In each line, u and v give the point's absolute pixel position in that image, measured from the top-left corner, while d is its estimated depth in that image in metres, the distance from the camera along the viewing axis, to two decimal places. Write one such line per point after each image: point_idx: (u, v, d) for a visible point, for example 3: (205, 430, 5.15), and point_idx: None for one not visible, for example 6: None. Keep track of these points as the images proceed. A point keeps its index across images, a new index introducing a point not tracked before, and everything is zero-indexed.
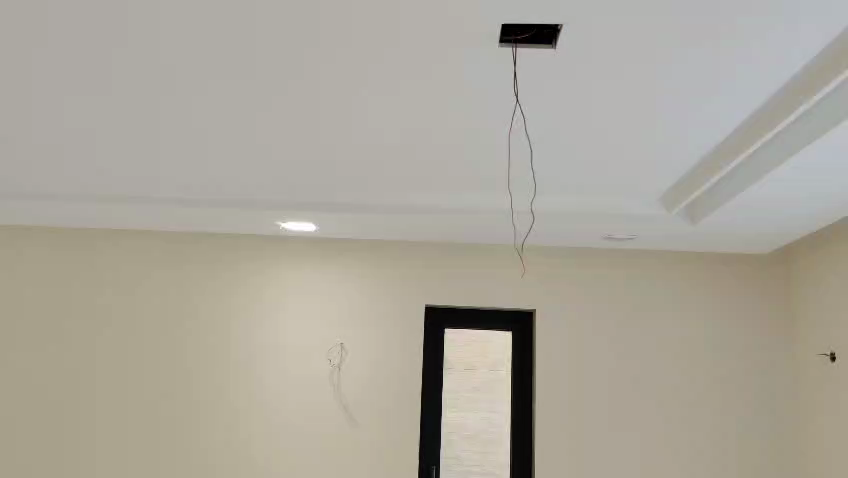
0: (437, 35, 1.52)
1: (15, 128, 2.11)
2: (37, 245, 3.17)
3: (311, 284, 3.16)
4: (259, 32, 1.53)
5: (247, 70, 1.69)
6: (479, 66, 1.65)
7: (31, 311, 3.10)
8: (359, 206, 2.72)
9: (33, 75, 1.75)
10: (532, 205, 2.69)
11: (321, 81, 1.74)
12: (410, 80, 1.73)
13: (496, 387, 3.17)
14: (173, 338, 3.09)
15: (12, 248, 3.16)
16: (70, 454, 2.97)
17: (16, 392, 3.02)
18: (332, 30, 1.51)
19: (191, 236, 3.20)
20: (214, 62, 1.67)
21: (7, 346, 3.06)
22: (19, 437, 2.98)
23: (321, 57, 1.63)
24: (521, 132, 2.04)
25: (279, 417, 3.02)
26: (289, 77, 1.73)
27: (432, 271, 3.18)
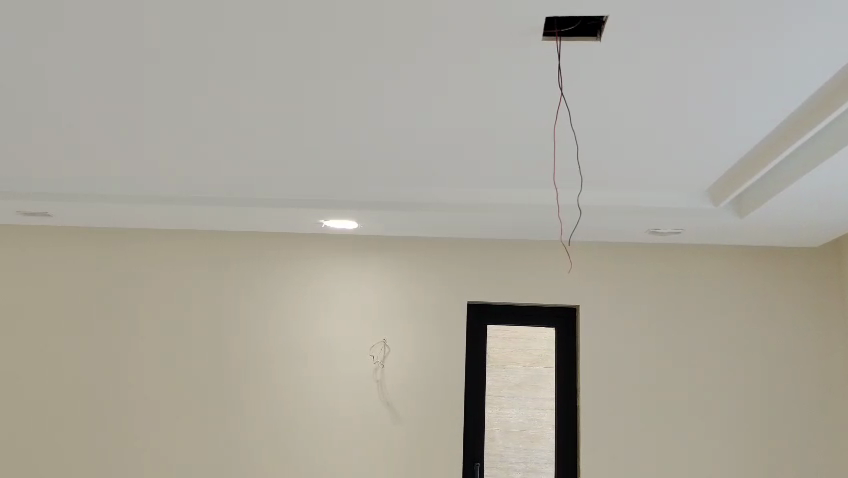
0: (456, 34, 1.51)
1: (55, 131, 2.15)
2: (86, 245, 3.25)
3: (354, 281, 3.18)
4: (296, 30, 1.52)
5: (281, 69, 1.70)
6: (516, 62, 1.63)
7: (32, 311, 3.18)
8: (400, 203, 2.71)
9: (74, 77, 1.77)
10: (579, 199, 2.64)
11: (351, 81, 1.75)
12: (445, 80, 1.72)
13: (539, 384, 3.15)
14: (217, 338, 3.14)
15: (20, 247, 3.25)
16: (119, 453, 3.03)
17: (44, 392, 3.10)
18: (361, 30, 1.51)
19: (234, 236, 3.24)
20: (250, 63, 1.68)
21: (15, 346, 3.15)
22: (70, 437, 3.05)
23: (352, 57, 1.63)
24: (561, 129, 2.01)
25: (322, 416, 3.04)
26: (318, 78, 1.74)
27: (476, 268, 3.17)
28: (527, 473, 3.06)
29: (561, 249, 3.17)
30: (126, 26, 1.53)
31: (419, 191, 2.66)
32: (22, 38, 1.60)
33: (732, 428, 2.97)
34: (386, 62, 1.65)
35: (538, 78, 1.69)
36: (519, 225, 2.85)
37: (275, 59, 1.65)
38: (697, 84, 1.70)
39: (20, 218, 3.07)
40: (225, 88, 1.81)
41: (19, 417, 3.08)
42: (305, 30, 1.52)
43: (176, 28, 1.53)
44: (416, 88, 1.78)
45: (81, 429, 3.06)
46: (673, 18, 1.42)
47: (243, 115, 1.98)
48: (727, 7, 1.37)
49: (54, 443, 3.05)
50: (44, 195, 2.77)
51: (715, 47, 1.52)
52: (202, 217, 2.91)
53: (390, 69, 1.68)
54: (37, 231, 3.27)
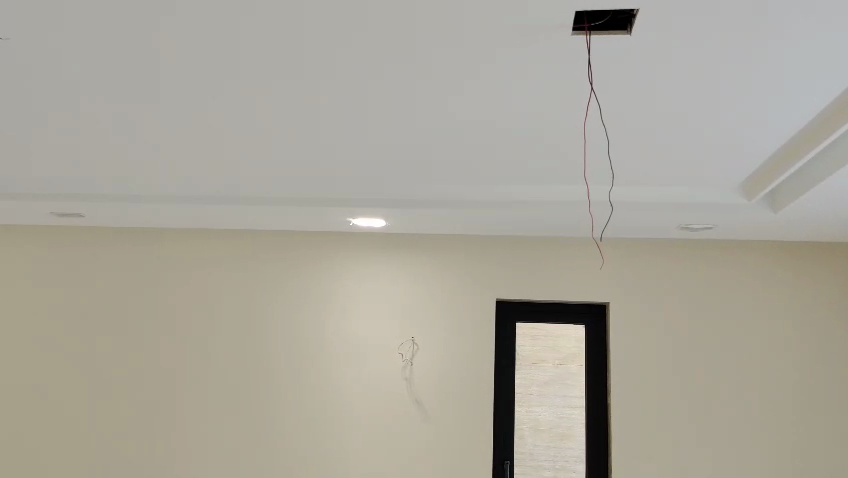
0: (454, 35, 1.51)
1: (85, 134, 2.18)
2: (119, 244, 3.29)
3: (382, 279, 3.18)
4: (320, 29, 1.51)
5: (305, 69, 1.70)
6: (534, 60, 1.62)
7: (67, 312, 3.24)
8: (428, 201, 2.70)
9: (103, 80, 1.78)
10: (610, 195, 2.61)
11: (376, 81, 1.75)
12: (470, 78, 1.72)
13: (566, 381, 3.20)
14: (246, 337, 3.16)
15: (55, 248, 3.31)
16: (153, 452, 3.07)
17: (73, 391, 3.15)
18: (385, 30, 1.51)
19: (262, 235, 3.26)
20: (274, 65, 1.68)
21: (43, 346, 3.21)
22: (107, 437, 3.10)
23: (376, 57, 1.63)
24: (590, 123, 1.98)
25: (351, 415, 3.06)
26: (336, 79, 1.75)
27: (506, 264, 3.15)
28: (556, 471, 3.07)
29: (592, 244, 3.15)
30: (148, 30, 1.54)
31: (448, 188, 2.65)
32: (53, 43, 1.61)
33: (751, 427, 2.92)
34: (411, 62, 1.65)
35: (568, 73, 1.67)
36: (549, 222, 2.83)
37: (290, 61, 1.66)
38: (728, 78, 1.66)
39: (54, 219, 3.12)
40: (252, 89, 1.82)
41: (55, 417, 3.13)
42: (331, 31, 1.52)
43: (189, 31, 1.54)
44: (442, 87, 1.77)
45: (117, 429, 3.10)
46: (680, 17, 1.41)
47: (273, 116, 1.99)
48: (725, 5, 1.36)
49: (91, 443, 3.10)
50: (77, 196, 2.81)
51: (719, 44, 1.51)
52: (232, 217, 2.93)
53: (414, 69, 1.68)
54: (71, 231, 3.32)
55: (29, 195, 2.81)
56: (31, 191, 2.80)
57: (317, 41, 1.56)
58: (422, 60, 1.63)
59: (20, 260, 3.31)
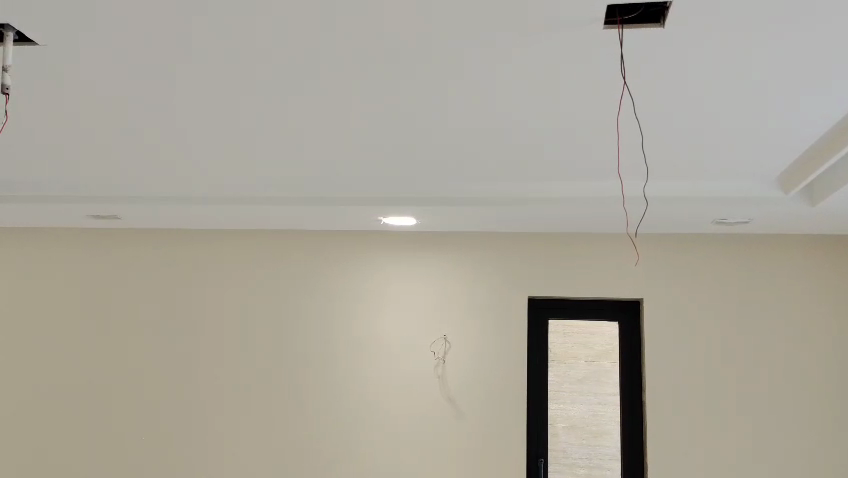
0: (474, 33, 1.49)
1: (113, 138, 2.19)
2: (154, 244, 3.33)
3: (414, 278, 3.19)
4: (345, 30, 1.48)
5: (331, 69, 1.68)
6: (563, 57, 1.60)
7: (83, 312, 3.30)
8: (459, 197, 2.69)
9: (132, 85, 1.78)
10: (645, 190, 2.57)
11: (402, 81, 1.73)
12: (501, 78, 1.71)
13: (602, 377, 3.10)
14: (280, 337, 3.19)
15: (88, 250, 3.35)
16: (194, 453, 3.12)
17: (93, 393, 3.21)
18: (413, 31, 1.49)
19: (293, 234, 3.28)
20: (300, 69, 1.68)
21: (62, 346, 3.27)
22: (149, 438, 3.15)
23: (398, 58, 1.61)
24: (622, 118, 1.95)
25: (384, 414, 3.07)
26: (357, 80, 1.73)
27: (538, 261, 3.13)
28: (592, 469, 3.04)
29: (626, 240, 3.10)
30: (178, 40, 1.54)
31: (479, 185, 2.64)
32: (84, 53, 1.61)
33: (790, 425, 2.88)
34: (437, 62, 1.63)
35: (601, 68, 1.64)
36: (581, 218, 2.80)
37: (314, 64, 1.65)
38: (767, 69, 1.62)
39: (89, 221, 3.16)
40: (277, 90, 1.81)
41: (92, 419, 3.19)
42: (359, 37, 1.52)
43: (219, 38, 1.53)
44: (470, 86, 1.76)
45: (158, 429, 3.15)
46: (716, 10, 1.37)
47: (302, 116, 1.98)
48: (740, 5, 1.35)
49: (134, 444, 3.15)
50: (107, 198, 2.81)
51: (748, 38, 1.48)
52: (264, 216, 2.94)
53: (438, 69, 1.67)
54: (107, 232, 3.36)
55: (64, 198, 2.82)
56: (67, 195, 2.81)
57: (343, 43, 1.54)
58: (449, 61, 1.62)
59: (19, 260, 3.38)
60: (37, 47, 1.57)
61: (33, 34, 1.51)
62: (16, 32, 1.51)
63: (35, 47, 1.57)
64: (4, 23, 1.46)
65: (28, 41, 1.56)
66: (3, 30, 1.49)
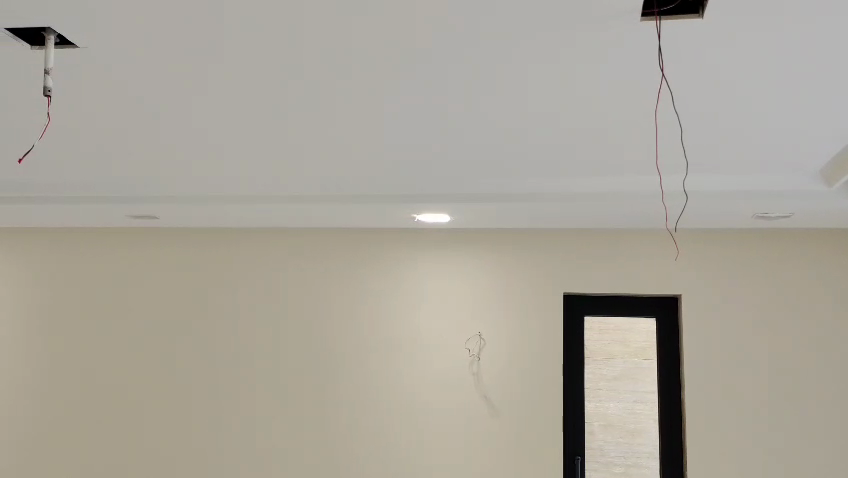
0: (506, 29, 1.46)
1: (146, 140, 2.20)
2: (193, 243, 3.36)
3: (449, 275, 3.18)
4: (375, 26, 1.46)
5: (361, 67, 1.66)
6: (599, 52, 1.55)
7: (116, 312, 3.35)
8: (493, 195, 2.68)
9: (168, 87, 1.79)
10: (686, 187, 2.52)
11: (435, 80, 1.72)
12: (537, 79, 1.70)
13: (639, 375, 3.07)
14: (316, 336, 3.20)
15: (124, 250, 3.40)
16: (232, 453, 3.16)
17: (125, 393, 3.27)
18: (448, 30, 1.47)
19: (327, 233, 3.29)
20: (330, 68, 1.67)
21: (95, 346, 3.33)
22: (189, 437, 3.20)
23: (425, 56, 1.59)
24: (663, 115, 1.90)
25: (418, 414, 3.07)
26: (389, 79, 1.72)
27: (576, 258, 3.10)
28: (629, 467, 3.01)
29: (666, 235, 3.05)
30: (213, 42, 1.55)
31: (513, 184, 2.61)
32: (121, 55, 1.62)
33: (832, 425, 2.83)
34: (468, 61, 1.62)
35: (638, 63, 1.60)
36: (617, 214, 2.77)
37: (344, 64, 1.65)
38: (810, 61, 1.57)
39: (129, 221, 3.21)
40: (307, 90, 1.80)
41: (129, 417, 3.25)
42: (390, 40, 1.52)
43: (252, 40, 1.53)
44: (502, 85, 1.74)
45: (198, 429, 3.20)
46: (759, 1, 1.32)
47: (334, 117, 1.98)
48: (770, 7, 1.33)
49: (166, 444, 3.20)
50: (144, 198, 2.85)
51: (789, 32, 1.44)
52: (300, 214, 2.96)
53: (473, 68, 1.65)
54: (146, 231, 3.40)
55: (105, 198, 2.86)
56: (109, 194, 2.85)
57: (372, 43, 1.53)
58: (482, 61, 1.61)
59: (47, 262, 3.45)
60: (77, 50, 1.59)
61: (74, 37, 1.53)
62: (57, 35, 1.53)
63: (75, 49, 1.59)
64: (46, 27, 1.48)
65: (70, 45, 1.57)
66: (45, 33, 1.51)
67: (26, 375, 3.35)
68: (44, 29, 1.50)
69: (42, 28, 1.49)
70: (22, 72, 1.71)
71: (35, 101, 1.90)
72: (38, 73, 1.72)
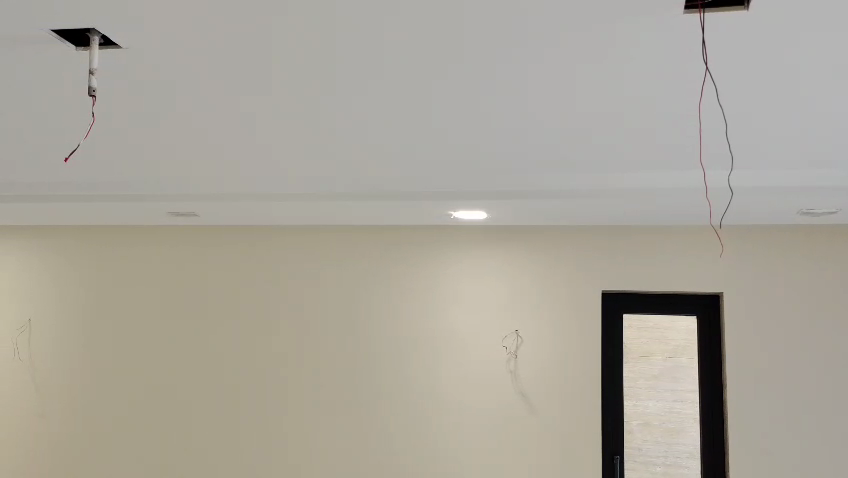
0: (542, 24, 1.44)
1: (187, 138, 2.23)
2: (233, 240, 3.40)
3: (485, 273, 3.16)
4: (410, 22, 1.45)
5: (399, 64, 1.65)
6: (640, 49, 1.52)
7: (157, 308, 3.41)
8: (530, 192, 2.63)
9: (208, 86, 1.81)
10: (729, 182, 2.40)
11: (474, 79, 1.71)
12: (577, 79, 1.69)
13: (679, 374, 3.02)
14: (353, 333, 3.22)
15: (165, 247, 3.45)
16: (272, 451, 3.19)
17: (167, 387, 3.33)
18: (489, 30, 1.46)
19: (364, 229, 3.29)
20: (371, 68, 1.67)
21: (137, 341, 3.39)
22: (229, 434, 3.24)
23: (465, 55, 1.58)
24: (709, 111, 1.85)
25: (456, 412, 3.07)
26: (427, 78, 1.72)
27: (615, 256, 3.05)
28: (668, 466, 2.98)
29: (709, 233, 2.99)
30: (258, 42, 1.56)
31: (552, 182, 2.55)
32: (162, 54, 1.63)
33: None
34: (508, 62, 1.61)
35: (682, 56, 1.56)
36: (657, 210, 2.72)
37: (382, 63, 1.65)
38: None
39: (170, 218, 3.24)
40: (345, 86, 1.79)
41: (172, 412, 3.30)
42: (431, 39, 1.51)
43: (291, 39, 1.54)
44: (543, 84, 1.72)
45: (238, 427, 3.24)
46: None
47: (372, 115, 1.98)
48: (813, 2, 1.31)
49: (211, 441, 3.25)
50: (183, 197, 2.87)
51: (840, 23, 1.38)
52: (337, 211, 2.94)
53: (510, 68, 1.65)
54: (187, 228, 3.44)
55: (144, 196, 2.88)
56: (149, 193, 2.87)
57: (410, 40, 1.52)
58: (522, 60, 1.60)
59: (91, 260, 3.51)
60: (121, 50, 1.61)
61: (117, 38, 1.55)
62: (101, 36, 1.55)
63: (118, 50, 1.61)
64: (90, 28, 1.50)
65: (113, 45, 1.59)
66: (89, 34, 1.53)
67: (73, 372, 3.42)
68: (88, 30, 1.52)
69: (87, 29, 1.51)
70: (68, 72, 1.74)
71: (81, 101, 1.93)
72: (83, 73, 1.75)
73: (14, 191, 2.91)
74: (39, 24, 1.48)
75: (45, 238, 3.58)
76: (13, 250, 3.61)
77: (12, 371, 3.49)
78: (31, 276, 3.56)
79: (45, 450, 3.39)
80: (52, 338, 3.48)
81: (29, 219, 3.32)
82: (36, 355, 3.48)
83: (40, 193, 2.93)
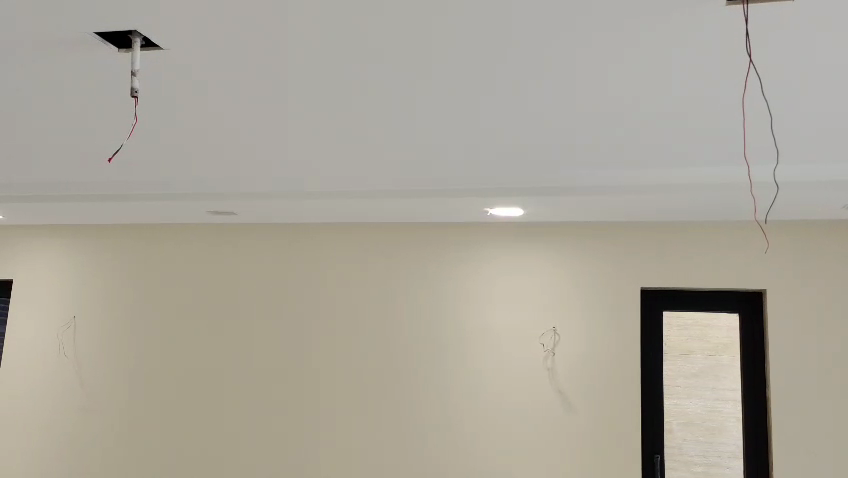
0: (579, 18, 1.41)
1: (225, 138, 2.25)
2: (242, 242, 3.46)
3: (522, 271, 3.15)
4: (445, 19, 1.43)
5: (434, 60, 1.63)
6: (680, 43, 1.49)
7: (198, 305, 3.46)
8: (567, 189, 2.60)
9: (248, 86, 1.83)
10: (776, 176, 2.33)
11: (512, 78, 1.70)
12: (614, 78, 1.68)
13: (721, 372, 2.97)
14: (391, 329, 3.23)
15: (206, 245, 3.51)
16: (312, 450, 3.21)
17: (208, 383, 3.38)
18: (525, 30, 1.46)
19: (400, 227, 3.30)
20: (407, 69, 1.68)
21: (179, 338, 3.45)
22: (269, 431, 3.27)
23: (505, 55, 1.58)
24: (753, 105, 1.80)
25: (494, 411, 3.06)
26: (462, 79, 1.72)
27: (654, 252, 3.02)
28: (710, 467, 2.93)
29: (750, 229, 2.93)
30: (295, 41, 1.56)
31: (590, 178, 2.53)
32: (201, 55, 1.65)
33: None
34: (543, 63, 1.62)
35: (724, 51, 1.52)
36: (699, 206, 2.66)
37: (419, 63, 1.65)
38: None
39: (211, 217, 3.29)
40: (381, 86, 1.79)
41: (212, 408, 3.35)
42: (464, 42, 1.53)
43: (326, 38, 1.54)
44: (580, 84, 1.73)
45: (277, 425, 3.27)
46: None
47: (409, 114, 1.98)
48: None
49: (249, 438, 3.29)
50: (223, 196, 2.92)
51: None
52: (374, 208, 2.95)
53: (546, 68, 1.65)
54: (227, 227, 3.50)
55: (186, 195, 2.92)
56: (190, 192, 2.91)
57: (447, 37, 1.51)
58: (559, 54, 1.57)
59: (134, 259, 3.58)
60: (162, 51, 1.63)
61: (158, 39, 1.57)
62: (142, 38, 1.58)
63: (159, 51, 1.64)
64: (132, 30, 1.53)
65: (154, 46, 1.62)
66: (131, 36, 1.56)
67: (119, 369, 3.49)
68: (131, 32, 1.54)
69: (129, 31, 1.54)
70: (112, 74, 1.77)
71: (124, 101, 1.96)
72: (125, 75, 1.78)
73: (62, 191, 2.98)
74: (84, 25, 1.51)
75: (89, 237, 3.66)
76: (59, 250, 3.69)
77: (59, 368, 3.56)
78: (76, 275, 3.64)
79: (89, 446, 3.45)
80: (97, 336, 3.55)
81: (74, 218, 3.40)
82: (81, 352, 3.55)
83: (85, 193, 2.99)
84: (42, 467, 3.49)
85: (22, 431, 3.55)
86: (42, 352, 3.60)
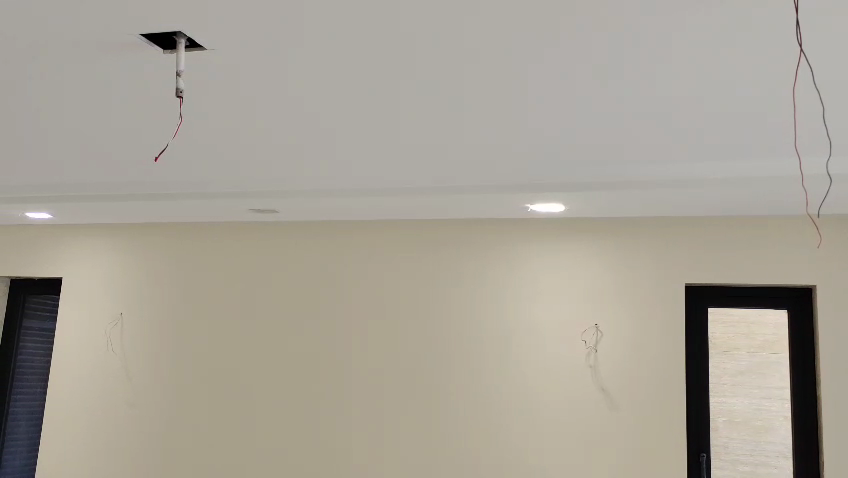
0: (622, 10, 1.39)
1: (265, 138, 2.27)
2: (282, 241, 3.50)
3: (563, 267, 3.12)
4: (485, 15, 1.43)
5: (475, 57, 1.62)
6: (726, 34, 1.47)
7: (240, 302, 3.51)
8: (608, 185, 2.56)
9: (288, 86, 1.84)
10: (828, 169, 2.25)
11: (540, 80, 1.72)
12: (654, 74, 1.67)
13: (768, 370, 2.91)
14: (430, 327, 3.23)
15: (248, 244, 3.55)
16: (350, 449, 3.23)
17: (251, 379, 3.42)
18: (563, 29, 1.47)
19: (440, 225, 3.30)
20: (447, 66, 1.68)
21: (222, 335, 3.50)
22: (311, 428, 3.30)
23: (534, 58, 1.61)
24: (803, 99, 1.76)
25: (530, 410, 3.05)
26: (500, 77, 1.72)
27: (698, 248, 2.97)
28: (757, 467, 2.87)
29: (798, 224, 2.88)
30: (336, 40, 1.57)
31: (631, 177, 2.49)
32: (244, 54, 1.67)
33: None
34: (565, 67, 1.65)
35: (772, 41, 1.49)
36: (745, 201, 2.60)
37: (459, 62, 1.65)
38: None
39: (253, 216, 3.33)
40: (421, 84, 1.79)
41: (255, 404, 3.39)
42: (499, 47, 1.56)
43: (369, 35, 1.54)
44: (604, 86, 1.75)
45: (318, 422, 3.29)
46: None
47: (448, 112, 1.97)
48: None
49: (290, 434, 3.32)
50: (264, 195, 2.94)
51: None
52: (413, 206, 2.95)
53: (587, 64, 1.63)
54: (267, 226, 3.54)
55: (227, 195, 2.96)
56: (232, 191, 2.94)
57: (486, 33, 1.50)
58: (602, 49, 1.55)
59: (179, 257, 3.64)
60: (206, 51, 1.65)
61: (203, 39, 1.59)
62: (187, 39, 1.61)
63: (203, 51, 1.66)
64: (177, 30, 1.55)
65: (198, 47, 1.64)
66: (176, 37, 1.59)
67: (164, 367, 3.55)
68: (176, 33, 1.57)
69: (174, 32, 1.56)
70: (156, 74, 1.80)
71: (168, 102, 1.99)
72: (169, 75, 1.80)
73: (108, 192, 3.04)
74: (131, 26, 1.53)
75: (134, 237, 3.73)
76: (105, 249, 3.76)
77: (104, 366, 3.63)
78: (121, 274, 3.71)
79: (134, 442, 3.51)
80: (142, 334, 3.61)
81: (120, 217, 3.47)
82: (127, 350, 3.62)
83: (129, 194, 3.04)
84: (90, 462, 3.55)
85: (70, 429, 3.61)
86: (89, 352, 3.66)
